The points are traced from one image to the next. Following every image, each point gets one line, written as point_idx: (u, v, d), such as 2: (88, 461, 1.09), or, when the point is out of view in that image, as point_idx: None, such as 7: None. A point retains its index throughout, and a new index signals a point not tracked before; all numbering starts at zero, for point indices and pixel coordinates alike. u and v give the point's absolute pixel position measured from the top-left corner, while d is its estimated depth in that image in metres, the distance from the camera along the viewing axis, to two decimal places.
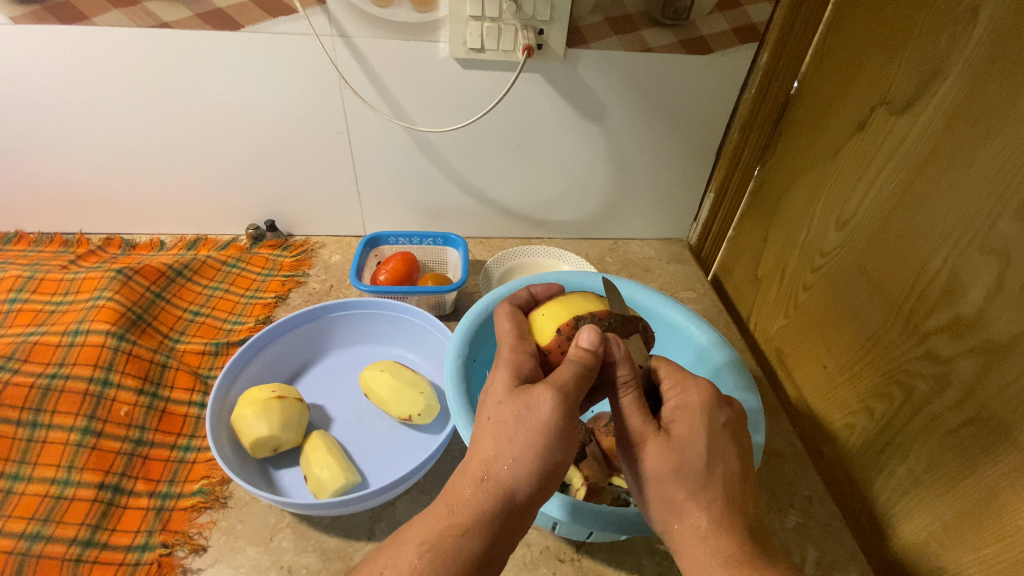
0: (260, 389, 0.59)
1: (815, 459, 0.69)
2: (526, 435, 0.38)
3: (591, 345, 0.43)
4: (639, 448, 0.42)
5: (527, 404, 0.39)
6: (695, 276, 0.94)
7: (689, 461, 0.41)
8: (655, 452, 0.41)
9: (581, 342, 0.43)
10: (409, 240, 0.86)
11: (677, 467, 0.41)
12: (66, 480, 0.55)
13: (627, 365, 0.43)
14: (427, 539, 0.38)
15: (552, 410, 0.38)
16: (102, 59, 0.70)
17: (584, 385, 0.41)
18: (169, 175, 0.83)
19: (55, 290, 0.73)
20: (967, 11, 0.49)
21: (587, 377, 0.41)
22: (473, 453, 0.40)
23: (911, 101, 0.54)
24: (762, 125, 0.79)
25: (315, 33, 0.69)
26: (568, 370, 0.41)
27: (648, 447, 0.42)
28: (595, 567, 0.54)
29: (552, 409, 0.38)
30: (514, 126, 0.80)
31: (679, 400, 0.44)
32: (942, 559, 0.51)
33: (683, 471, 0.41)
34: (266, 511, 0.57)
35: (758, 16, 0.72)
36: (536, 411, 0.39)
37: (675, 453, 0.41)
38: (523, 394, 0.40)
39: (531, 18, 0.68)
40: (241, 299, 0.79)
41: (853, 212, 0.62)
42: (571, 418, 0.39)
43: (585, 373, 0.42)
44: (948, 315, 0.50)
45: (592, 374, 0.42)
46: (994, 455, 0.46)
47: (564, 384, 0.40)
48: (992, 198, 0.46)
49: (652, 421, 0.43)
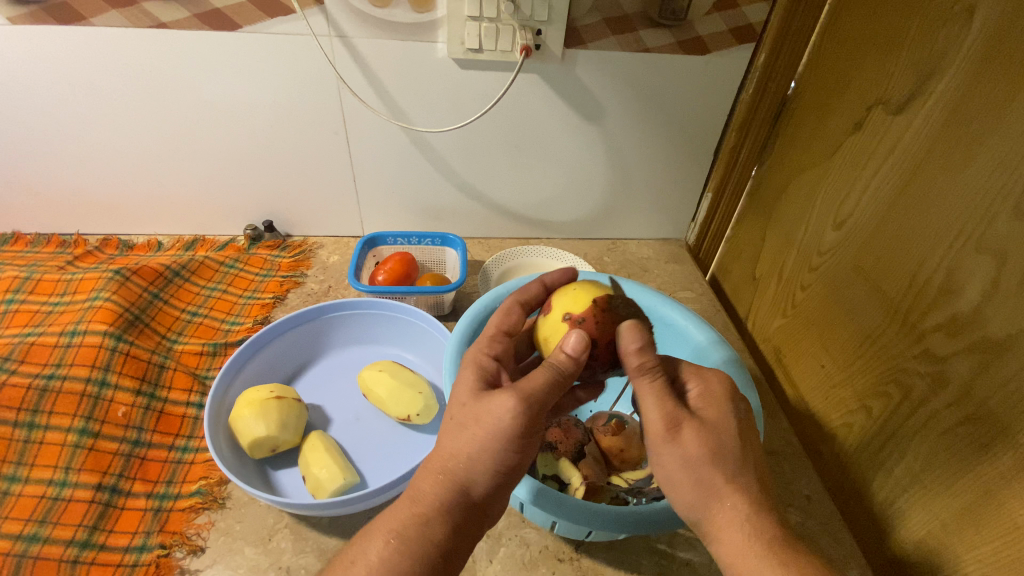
0: (259, 390, 0.59)
1: (814, 458, 0.69)
2: (484, 438, 0.39)
3: (574, 352, 0.43)
4: (674, 433, 0.42)
5: (490, 407, 0.40)
6: (693, 276, 0.94)
7: (724, 446, 0.41)
8: (691, 435, 0.41)
9: (565, 348, 0.43)
10: (407, 241, 0.85)
11: (716, 448, 0.41)
12: (64, 481, 0.55)
13: (649, 350, 0.45)
14: (395, 530, 0.39)
15: (512, 415, 0.39)
16: (98, 59, 0.70)
17: (554, 389, 0.41)
18: (166, 176, 0.83)
19: (52, 290, 0.73)
20: (963, 11, 0.49)
21: (559, 385, 0.42)
22: (434, 450, 0.42)
23: (908, 100, 0.55)
24: (760, 124, 0.79)
25: (314, 33, 0.69)
26: (541, 375, 0.41)
27: (685, 430, 0.41)
28: (595, 566, 0.54)
29: (510, 413, 0.39)
30: (512, 126, 0.80)
31: (700, 389, 0.44)
32: (940, 557, 0.51)
33: (722, 452, 0.41)
34: (264, 511, 0.57)
35: (756, 17, 0.72)
36: (495, 416, 0.39)
37: (710, 437, 0.41)
38: (486, 400, 0.41)
39: (529, 19, 0.69)
40: (239, 299, 0.79)
41: (850, 211, 0.63)
42: (533, 422, 0.40)
43: (559, 381, 0.42)
44: (945, 314, 0.50)
45: (566, 380, 0.42)
46: (991, 453, 0.46)
47: (530, 389, 0.40)
48: (988, 197, 0.46)
49: (683, 403, 0.43)
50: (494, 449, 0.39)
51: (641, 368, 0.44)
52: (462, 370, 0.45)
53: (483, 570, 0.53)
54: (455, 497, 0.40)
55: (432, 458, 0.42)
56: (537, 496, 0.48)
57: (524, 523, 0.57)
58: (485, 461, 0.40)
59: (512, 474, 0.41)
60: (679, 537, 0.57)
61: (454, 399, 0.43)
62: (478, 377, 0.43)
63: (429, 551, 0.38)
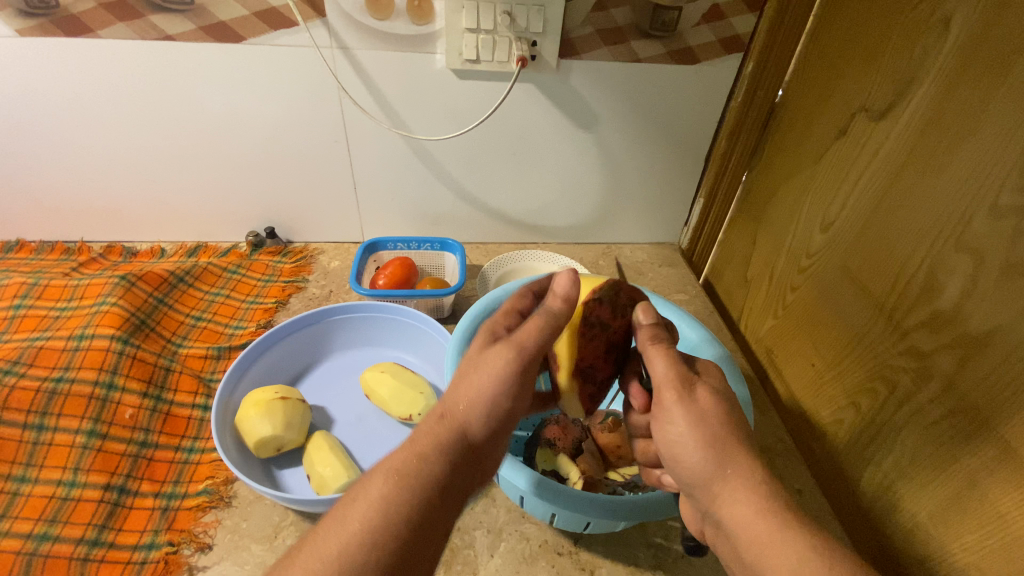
0: (264, 390, 0.60)
1: (805, 454, 0.71)
2: (483, 385, 0.42)
3: (566, 293, 0.46)
4: (658, 434, 0.43)
5: (486, 356, 0.43)
6: (686, 278, 0.97)
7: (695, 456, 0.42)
8: (676, 435, 0.42)
9: (556, 287, 0.46)
10: (407, 246, 0.87)
11: (704, 450, 0.41)
12: (72, 481, 0.56)
13: (627, 348, 0.46)
14: (394, 467, 0.39)
15: (507, 360, 0.42)
16: (104, 69, 0.72)
17: (549, 336, 0.44)
18: (171, 184, 0.85)
19: (58, 296, 0.74)
20: (938, 22, 0.51)
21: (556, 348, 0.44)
22: (436, 399, 0.43)
23: (889, 108, 0.57)
24: (749, 131, 0.81)
25: (316, 45, 0.71)
26: (534, 324, 0.44)
27: (668, 430, 0.42)
28: (593, 560, 0.56)
29: (505, 361, 0.42)
30: (509, 134, 0.83)
31: (681, 384, 0.46)
32: (929, 547, 0.53)
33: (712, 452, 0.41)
34: (270, 509, 0.58)
35: (743, 28, 0.75)
36: (493, 364, 0.42)
37: (696, 433, 0.42)
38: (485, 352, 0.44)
39: (525, 30, 0.71)
40: (242, 304, 0.80)
41: (837, 214, 0.65)
42: (526, 369, 0.42)
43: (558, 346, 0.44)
44: (927, 312, 0.52)
45: (560, 324, 0.44)
46: (973, 444, 0.48)
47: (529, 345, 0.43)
48: (966, 199, 0.49)
49: (667, 406, 0.44)
50: (490, 394, 0.42)
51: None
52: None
53: (484, 564, 0.55)
54: (456, 439, 0.41)
55: (433, 407, 0.43)
56: (535, 486, 0.49)
57: (524, 518, 0.59)
58: (482, 407, 0.41)
59: (504, 423, 0.42)
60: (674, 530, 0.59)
61: (458, 356, 0.46)
62: (483, 334, 0.47)
63: (430, 483, 0.39)
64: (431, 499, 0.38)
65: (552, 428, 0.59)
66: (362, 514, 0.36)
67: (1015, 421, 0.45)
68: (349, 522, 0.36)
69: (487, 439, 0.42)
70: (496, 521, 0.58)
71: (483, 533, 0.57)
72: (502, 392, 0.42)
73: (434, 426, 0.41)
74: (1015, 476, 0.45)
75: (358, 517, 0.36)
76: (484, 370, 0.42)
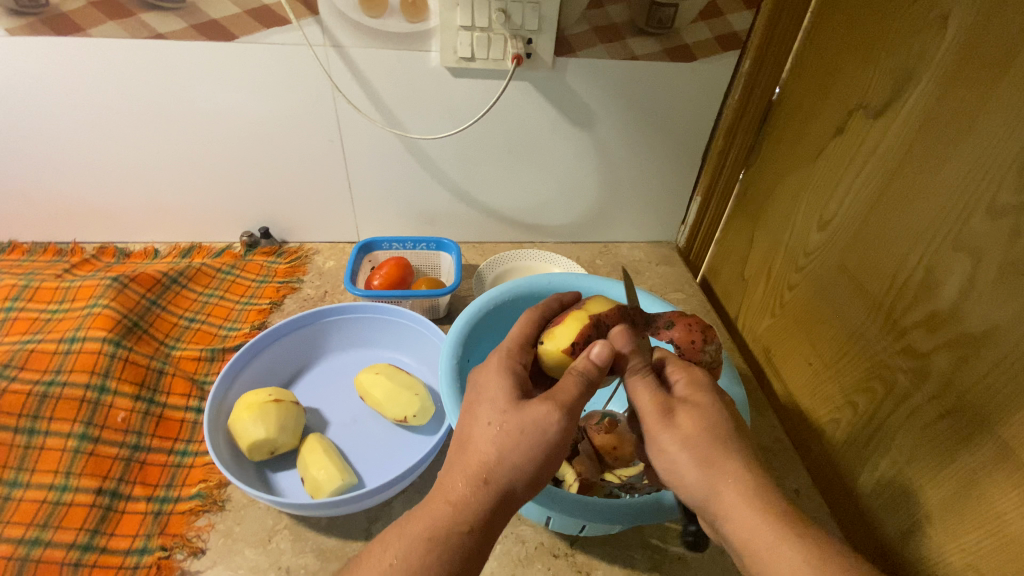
0: (257, 393, 0.60)
1: (802, 454, 0.71)
2: (526, 446, 0.40)
3: (602, 362, 0.45)
4: (653, 441, 0.43)
5: (530, 416, 0.41)
6: (683, 277, 0.96)
7: (693, 460, 0.41)
8: (667, 443, 0.42)
9: (591, 356, 0.45)
10: (402, 245, 0.87)
11: (690, 455, 0.41)
12: (64, 485, 0.56)
13: (637, 356, 0.47)
14: (433, 533, 0.39)
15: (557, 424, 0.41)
16: (94, 68, 0.71)
17: (586, 397, 0.43)
18: (164, 184, 0.84)
19: (50, 298, 0.74)
20: (936, 18, 0.51)
21: (590, 390, 0.44)
22: (471, 452, 0.41)
23: (886, 106, 0.57)
24: (746, 129, 0.81)
25: (309, 43, 0.70)
26: (574, 384, 0.43)
27: (660, 439, 0.43)
28: (589, 562, 0.55)
29: (553, 424, 0.41)
30: (505, 133, 0.82)
31: (677, 392, 0.46)
32: (926, 548, 0.53)
33: (697, 458, 0.41)
34: (263, 513, 0.58)
35: (739, 25, 0.74)
36: (538, 424, 0.41)
37: (686, 439, 0.42)
38: (523, 407, 0.41)
39: (520, 28, 0.70)
40: (236, 305, 0.80)
41: (834, 212, 0.64)
42: (570, 431, 0.42)
43: (589, 388, 0.44)
44: (925, 311, 0.52)
45: (594, 388, 0.44)
46: (972, 444, 0.48)
47: (567, 400, 0.42)
48: (964, 198, 0.48)
49: (665, 399, 0.44)
50: (533, 457, 0.40)
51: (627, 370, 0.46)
52: (492, 377, 0.45)
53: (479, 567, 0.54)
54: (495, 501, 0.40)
55: (468, 464, 0.41)
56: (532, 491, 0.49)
57: (520, 520, 0.58)
58: (524, 468, 0.40)
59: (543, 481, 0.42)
60: (671, 532, 0.59)
61: (488, 404, 0.43)
62: (513, 386, 0.44)
63: (467, 549, 0.39)
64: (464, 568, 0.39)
65: None
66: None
67: (1013, 422, 0.44)
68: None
69: (525, 492, 0.41)
70: None
71: None
72: (546, 452, 0.41)
73: (477, 492, 0.40)
74: (1013, 477, 0.45)
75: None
76: (530, 434, 0.40)
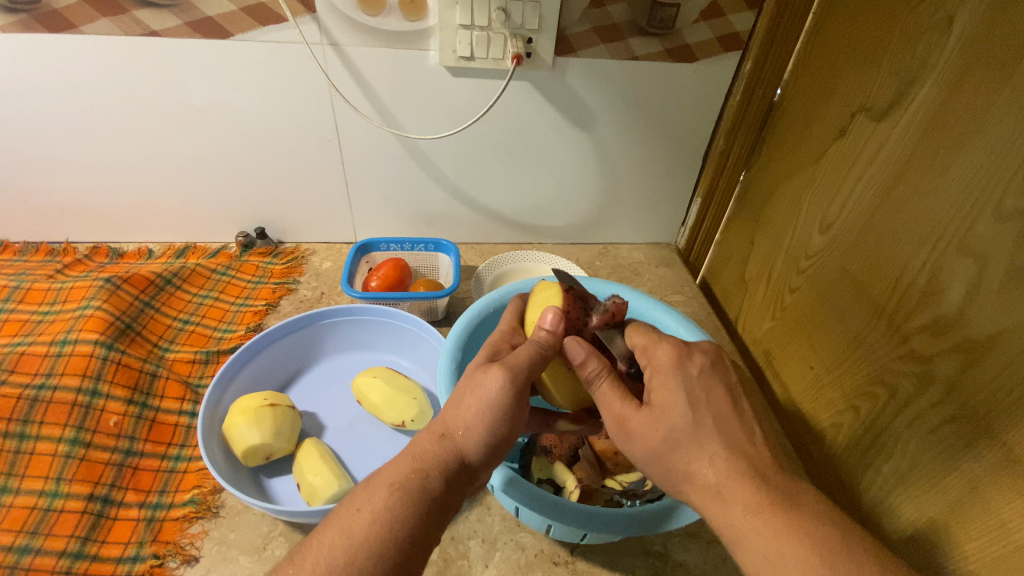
0: (252, 397, 0.59)
1: (804, 458, 0.70)
2: (490, 414, 0.43)
3: (553, 327, 0.46)
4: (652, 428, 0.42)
5: (477, 377, 0.44)
6: (683, 279, 0.95)
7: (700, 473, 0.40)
8: (639, 426, 0.42)
9: (544, 324, 0.47)
10: (400, 246, 0.86)
11: (666, 434, 0.41)
12: (55, 492, 0.55)
13: (594, 357, 0.45)
14: (394, 479, 0.40)
15: (502, 381, 0.43)
16: (84, 65, 0.69)
17: (539, 365, 0.45)
18: (159, 184, 0.83)
19: (41, 299, 0.73)
20: (941, 20, 0.50)
21: (543, 359, 0.45)
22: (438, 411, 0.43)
23: (890, 107, 0.56)
24: (747, 130, 0.80)
25: (306, 41, 0.69)
26: (526, 351, 0.45)
27: (630, 425, 0.43)
28: (590, 569, 0.55)
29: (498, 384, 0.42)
30: (503, 133, 0.81)
31: (651, 363, 0.45)
32: (930, 554, 0.52)
33: (676, 435, 0.41)
34: (259, 520, 0.57)
35: (741, 26, 0.74)
36: (494, 393, 0.43)
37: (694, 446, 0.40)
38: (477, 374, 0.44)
39: (520, 27, 0.69)
40: (231, 306, 0.79)
41: (836, 216, 0.64)
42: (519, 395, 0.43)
43: (541, 355, 0.45)
44: (929, 315, 0.52)
45: (547, 356, 0.45)
46: (976, 451, 0.47)
47: (516, 364, 0.44)
48: (969, 201, 0.48)
49: (631, 401, 0.44)
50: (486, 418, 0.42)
51: (589, 378, 0.45)
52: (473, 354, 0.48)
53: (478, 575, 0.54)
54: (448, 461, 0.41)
55: None
56: (533, 501, 0.48)
57: (520, 527, 0.58)
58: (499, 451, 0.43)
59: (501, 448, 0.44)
60: (673, 538, 0.58)
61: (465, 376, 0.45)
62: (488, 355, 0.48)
63: (427, 496, 0.40)
64: (426, 514, 0.39)
65: (547, 435, 0.57)
66: (361, 530, 0.37)
67: (1018, 428, 0.44)
68: (355, 528, 0.37)
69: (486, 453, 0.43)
70: (490, 530, 0.57)
71: (477, 542, 0.56)
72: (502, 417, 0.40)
73: (451, 461, 0.42)
74: (1019, 484, 0.44)
75: (362, 524, 0.37)
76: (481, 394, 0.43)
